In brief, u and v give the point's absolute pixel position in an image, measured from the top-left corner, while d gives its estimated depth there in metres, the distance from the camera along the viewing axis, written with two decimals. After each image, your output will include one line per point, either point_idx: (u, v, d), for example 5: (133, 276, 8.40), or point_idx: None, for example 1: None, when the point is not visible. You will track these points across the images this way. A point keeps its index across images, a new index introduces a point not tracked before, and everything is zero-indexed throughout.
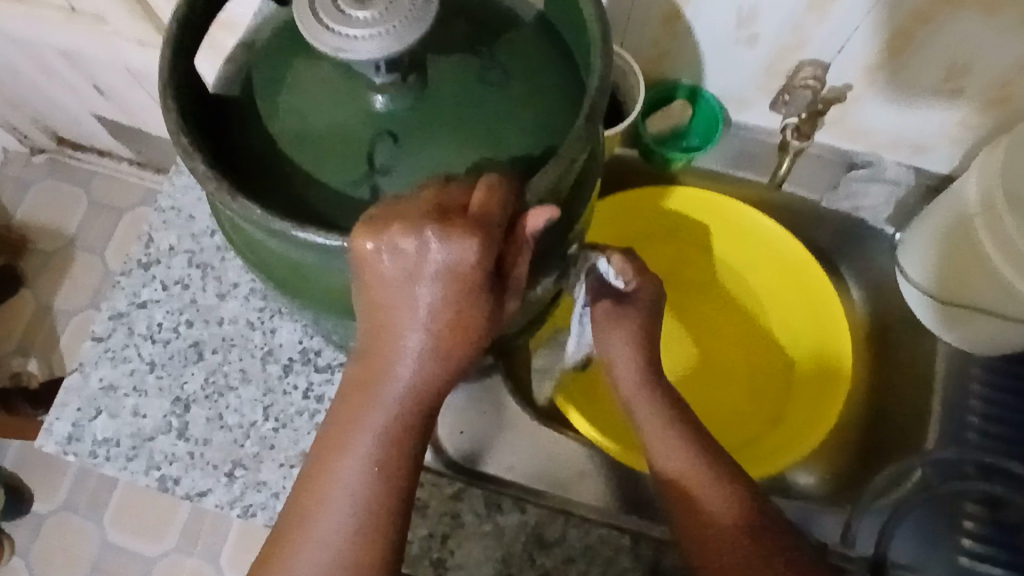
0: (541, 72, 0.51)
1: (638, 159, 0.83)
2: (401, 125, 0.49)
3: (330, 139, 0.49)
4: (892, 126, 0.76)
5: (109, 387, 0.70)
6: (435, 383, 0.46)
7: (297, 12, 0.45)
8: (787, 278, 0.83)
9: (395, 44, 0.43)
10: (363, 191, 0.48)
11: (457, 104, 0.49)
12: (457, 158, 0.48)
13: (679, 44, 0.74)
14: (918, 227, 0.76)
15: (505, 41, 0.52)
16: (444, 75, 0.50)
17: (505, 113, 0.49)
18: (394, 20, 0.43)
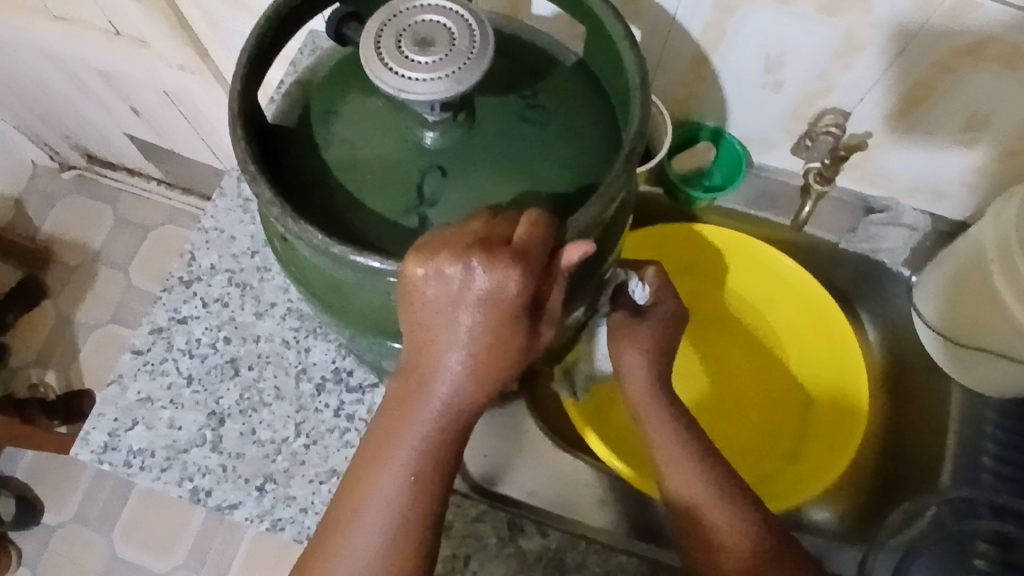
0: (580, 115, 0.54)
1: (663, 197, 0.86)
2: (449, 159, 0.51)
3: (382, 169, 0.52)
4: (910, 173, 0.79)
5: (146, 399, 0.72)
6: (472, 403, 0.49)
7: (362, 53, 0.48)
8: (805, 315, 0.85)
9: (454, 87, 0.46)
10: (411, 219, 0.51)
11: (502, 141, 0.52)
12: (501, 192, 0.51)
13: (706, 88, 0.77)
14: (934, 271, 0.78)
15: (548, 84, 0.55)
16: (492, 114, 0.53)
17: (547, 151, 0.52)
18: (455, 64, 0.47)
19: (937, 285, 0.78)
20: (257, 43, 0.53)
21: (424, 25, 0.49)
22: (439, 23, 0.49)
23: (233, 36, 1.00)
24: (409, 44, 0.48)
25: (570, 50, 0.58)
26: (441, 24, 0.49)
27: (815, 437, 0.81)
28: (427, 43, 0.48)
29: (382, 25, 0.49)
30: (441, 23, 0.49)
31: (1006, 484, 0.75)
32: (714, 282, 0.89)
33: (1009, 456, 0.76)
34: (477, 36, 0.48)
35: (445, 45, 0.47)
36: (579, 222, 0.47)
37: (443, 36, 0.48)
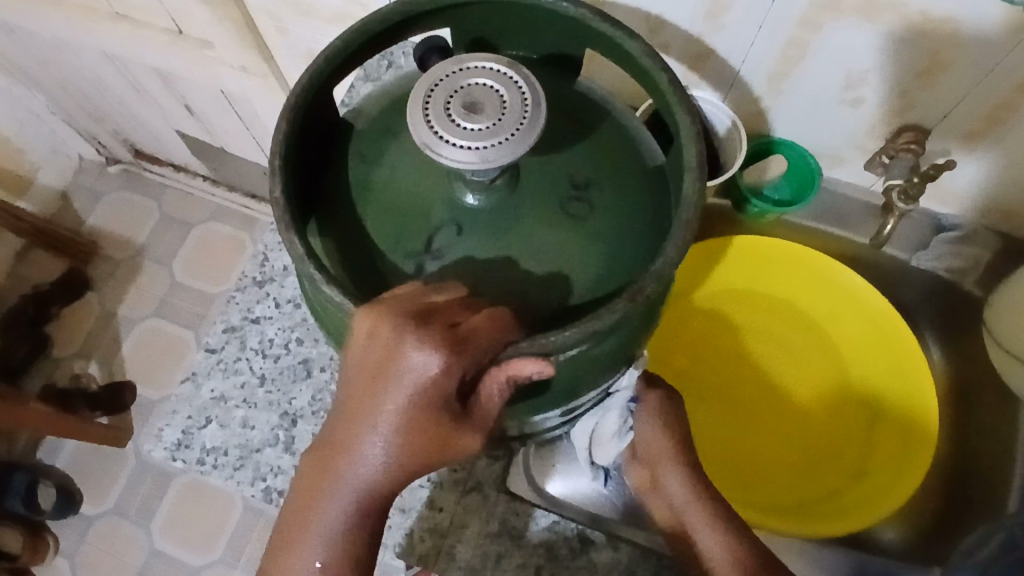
0: (635, 207, 0.46)
1: (730, 210, 0.86)
2: (466, 213, 0.45)
3: (396, 220, 0.45)
4: (984, 193, 0.78)
5: (219, 398, 0.73)
6: (393, 489, 0.43)
7: (413, 91, 0.41)
8: (872, 332, 0.84)
9: (491, 161, 0.38)
10: (409, 266, 0.45)
11: (534, 202, 0.45)
12: (515, 268, 0.44)
13: (781, 103, 0.77)
14: (1007, 291, 0.76)
15: (610, 150, 0.48)
16: (536, 174, 0.45)
17: (580, 225, 0.45)
18: (499, 137, 0.38)
19: (1010, 306, 0.75)
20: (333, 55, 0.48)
21: (483, 83, 0.40)
22: (495, 85, 0.40)
23: (299, 41, 1.01)
24: (458, 101, 0.40)
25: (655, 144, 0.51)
26: (500, 88, 0.40)
27: (839, 490, 0.80)
28: (476, 106, 0.40)
29: (440, 73, 0.41)
30: (499, 84, 0.40)
31: None
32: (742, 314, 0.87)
33: None
34: (532, 104, 0.40)
35: (497, 111, 0.39)
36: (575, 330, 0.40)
37: (496, 100, 0.40)
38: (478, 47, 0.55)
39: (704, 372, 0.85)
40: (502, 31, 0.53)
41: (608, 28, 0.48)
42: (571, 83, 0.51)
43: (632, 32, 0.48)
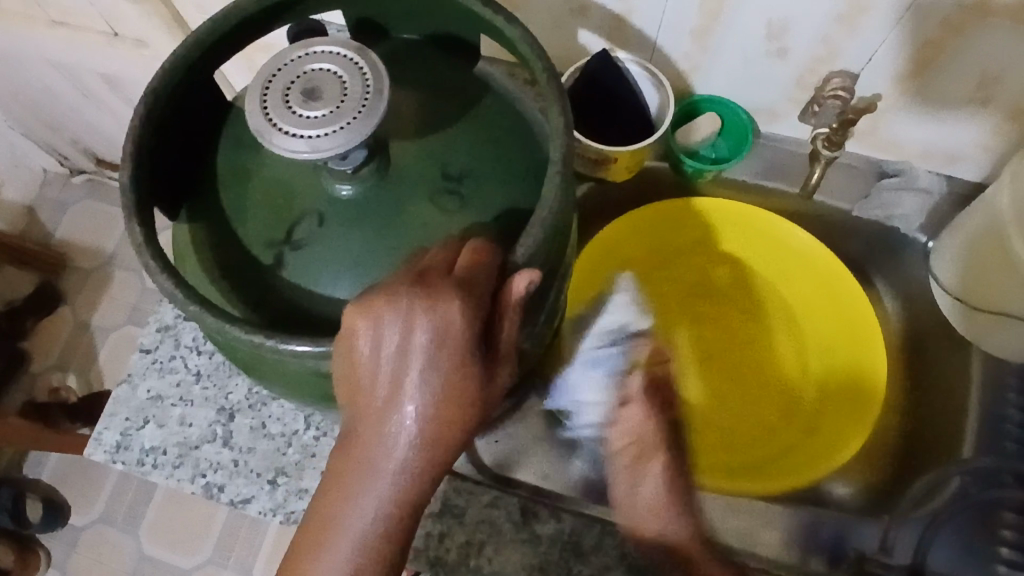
0: (505, 201, 0.49)
1: (667, 172, 0.84)
2: (331, 208, 0.48)
3: (267, 210, 0.48)
4: (921, 137, 0.77)
5: (156, 397, 0.72)
6: (440, 462, 0.45)
7: (254, 81, 0.42)
8: (818, 288, 0.83)
9: (327, 149, 0.40)
10: (269, 255, 0.48)
11: (397, 194, 0.48)
12: (367, 257, 0.47)
13: (708, 60, 0.75)
14: (950, 238, 0.75)
15: (478, 143, 0.51)
16: (404, 167, 0.49)
17: (437, 214, 0.48)
18: (337, 124, 0.40)
19: (954, 252, 0.75)
20: (204, 36, 0.49)
21: (326, 69, 0.42)
22: (339, 72, 0.42)
23: None
24: (297, 91, 0.41)
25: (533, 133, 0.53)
26: (341, 77, 0.42)
27: (789, 449, 0.79)
28: (316, 93, 0.41)
29: (286, 62, 0.42)
30: (342, 70, 0.42)
31: None
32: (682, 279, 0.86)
33: None
34: (373, 90, 0.41)
35: (336, 98, 0.41)
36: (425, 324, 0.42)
37: (337, 87, 0.41)
38: (370, 28, 0.57)
39: (661, 335, 0.84)
40: (389, 11, 0.55)
41: (487, 11, 0.49)
42: (471, 74, 0.55)
43: (515, 20, 0.49)
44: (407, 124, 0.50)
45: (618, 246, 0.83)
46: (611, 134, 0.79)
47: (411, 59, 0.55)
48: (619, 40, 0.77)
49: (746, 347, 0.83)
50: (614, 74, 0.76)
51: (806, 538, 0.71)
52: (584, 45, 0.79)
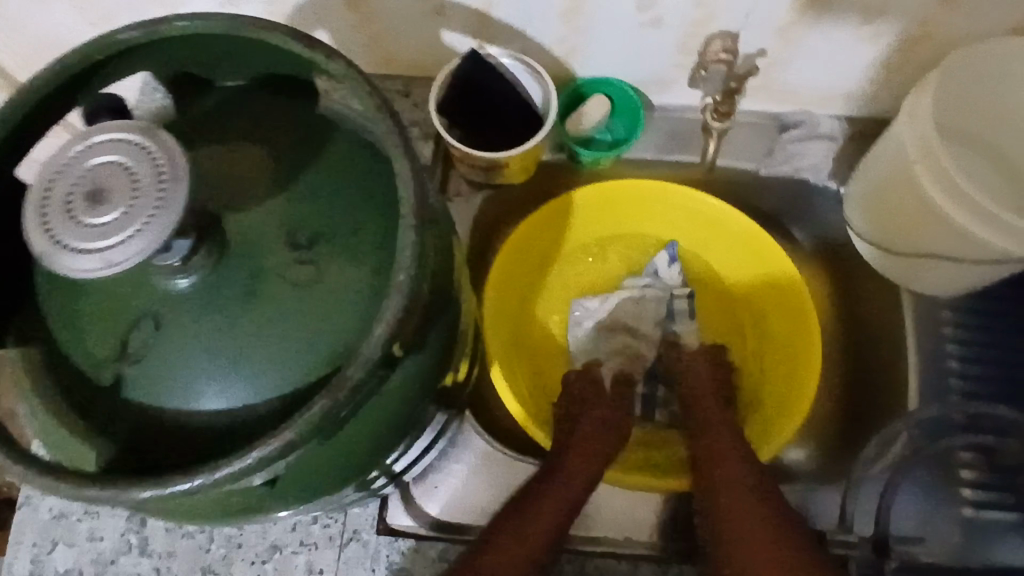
0: (365, 265, 0.44)
1: (565, 163, 0.80)
2: (163, 307, 0.42)
3: (96, 322, 0.43)
4: (816, 82, 0.73)
5: (59, 515, 0.66)
6: None
7: (29, 194, 0.36)
8: (740, 251, 0.80)
9: (123, 260, 0.34)
10: (106, 376, 0.43)
11: (232, 275, 0.42)
12: (217, 360, 0.42)
13: (583, 40, 0.70)
14: (858, 184, 0.73)
15: (319, 193, 0.45)
16: (242, 245, 0.43)
17: (284, 290, 0.43)
18: (130, 227, 0.34)
19: (864, 197, 0.72)
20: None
21: (112, 162, 0.36)
22: (126, 162, 0.36)
23: None
24: (79, 195, 0.35)
25: (386, 168, 0.47)
26: (128, 167, 0.36)
27: (737, 426, 0.77)
28: (101, 194, 0.35)
29: (65, 161, 0.36)
30: (129, 160, 0.36)
31: (976, 386, 0.71)
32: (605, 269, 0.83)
33: (972, 355, 0.72)
34: (169, 177, 0.35)
35: (125, 196, 0.35)
36: (273, 444, 0.36)
37: (125, 181, 0.35)
38: (187, 80, 0.50)
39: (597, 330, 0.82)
40: (202, 60, 0.48)
41: (302, 49, 0.43)
42: (308, 115, 0.48)
43: (334, 53, 0.43)
44: (241, 191, 0.45)
45: (530, 250, 0.79)
46: (495, 137, 0.73)
47: (235, 112, 0.48)
48: (486, 35, 0.71)
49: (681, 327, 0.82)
50: (487, 73, 0.71)
51: None
52: (450, 46, 0.73)
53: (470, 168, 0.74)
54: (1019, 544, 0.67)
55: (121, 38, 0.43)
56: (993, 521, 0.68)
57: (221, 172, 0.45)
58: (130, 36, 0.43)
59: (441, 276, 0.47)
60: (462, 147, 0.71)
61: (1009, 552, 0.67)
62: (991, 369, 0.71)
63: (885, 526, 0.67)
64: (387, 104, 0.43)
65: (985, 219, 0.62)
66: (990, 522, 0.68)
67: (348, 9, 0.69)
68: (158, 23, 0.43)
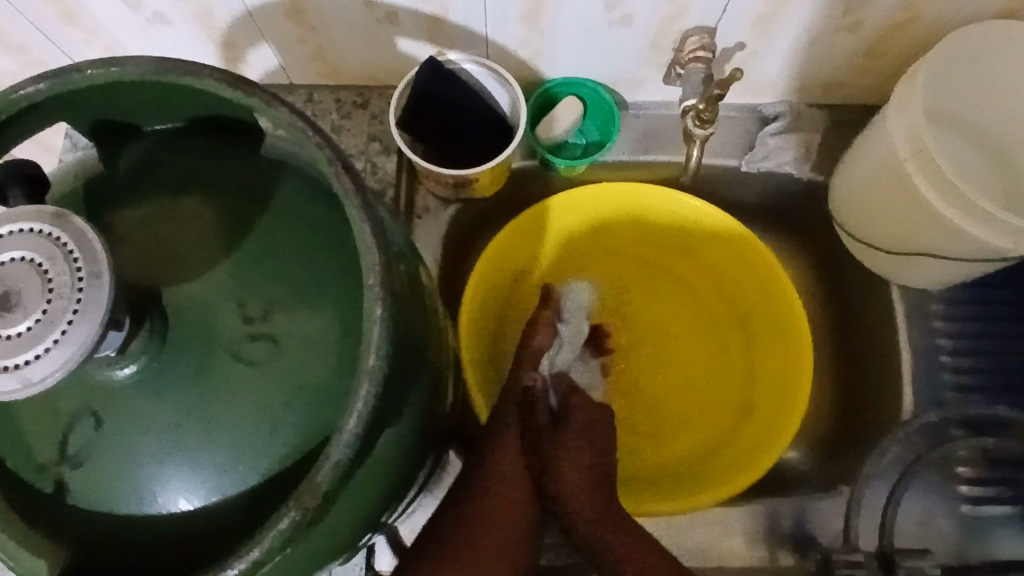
0: (327, 333, 0.39)
1: (537, 170, 0.75)
2: (105, 401, 0.38)
3: (32, 422, 0.38)
4: (795, 73, 0.69)
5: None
6: None
7: None
8: (722, 249, 0.77)
9: (42, 378, 0.30)
10: (46, 483, 0.38)
11: (177, 359, 0.38)
12: (170, 457, 0.38)
13: (549, 42, 0.65)
14: (843, 179, 0.69)
15: (270, 256, 0.40)
16: (188, 323, 0.39)
17: (239, 374, 0.38)
18: (46, 339, 0.30)
19: (852, 193, 0.68)
20: None
21: (16, 257, 0.31)
22: (32, 256, 0.31)
23: None
24: None
25: (341, 217, 0.42)
26: (32, 265, 0.31)
27: (734, 431, 0.76)
28: (6, 299, 0.30)
29: None
30: (34, 253, 0.31)
31: (970, 379, 0.69)
32: (581, 277, 0.81)
33: (964, 347, 0.70)
34: (87, 274, 0.31)
35: (36, 301, 0.30)
36: (237, 568, 0.33)
37: (35, 280, 0.30)
38: (109, 129, 0.44)
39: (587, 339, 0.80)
40: (125, 106, 0.43)
41: (237, 96, 0.38)
42: (252, 161, 0.43)
43: (274, 98, 0.38)
44: (180, 259, 0.40)
45: (507, 264, 0.75)
46: (459, 151, 0.69)
47: (167, 163, 0.43)
48: (443, 40, 0.66)
49: (671, 329, 0.81)
50: (447, 82, 0.65)
51: (769, 532, 0.66)
52: (406, 53, 0.68)
53: (436, 183, 0.69)
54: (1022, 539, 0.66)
55: (23, 94, 0.38)
56: (991, 517, 0.67)
57: (158, 236, 0.40)
58: (33, 91, 0.38)
59: (414, 331, 0.43)
60: (425, 165, 0.66)
61: (1011, 548, 0.66)
62: (985, 362, 0.70)
63: (889, 540, 0.65)
64: (339, 154, 0.38)
65: (978, 216, 0.59)
66: (988, 518, 0.66)
67: (290, 22, 0.63)
68: (66, 72, 0.38)
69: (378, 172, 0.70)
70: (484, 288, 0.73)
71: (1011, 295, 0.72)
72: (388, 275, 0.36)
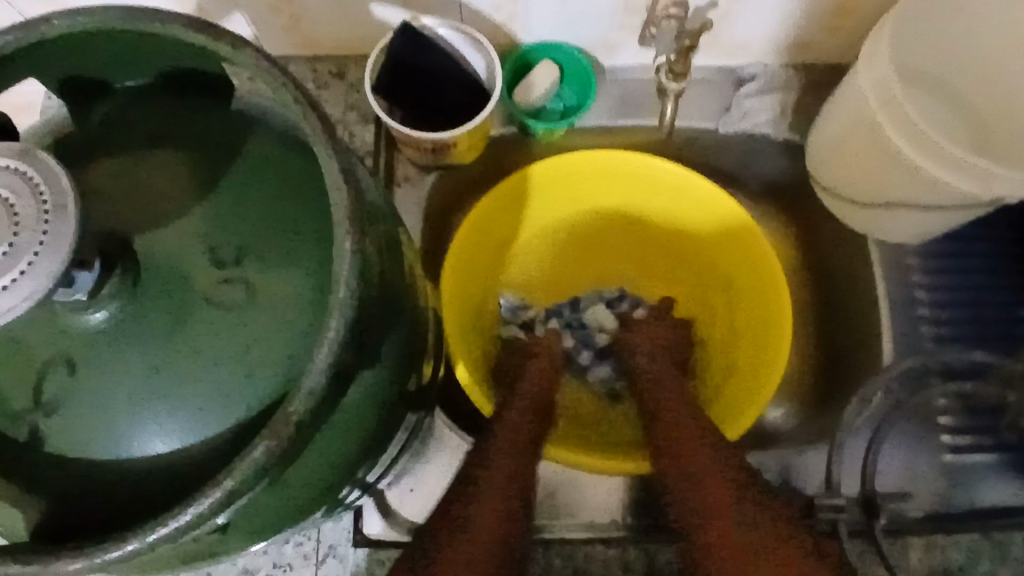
0: (298, 277, 0.40)
1: (516, 137, 0.75)
2: (79, 347, 0.38)
3: (3, 373, 0.38)
4: (769, 33, 0.70)
5: None
6: None
7: None
8: (699, 210, 0.76)
9: (8, 309, 0.30)
10: (21, 431, 0.39)
11: (148, 306, 0.38)
12: (143, 403, 0.38)
13: (523, 5, 0.66)
14: (819, 137, 0.69)
15: (239, 202, 0.40)
16: (160, 268, 0.39)
17: (211, 322, 0.38)
18: (12, 270, 0.30)
19: (828, 149, 0.69)
20: None
21: None
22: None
23: None
24: None
25: (311, 164, 0.42)
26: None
27: (716, 394, 0.76)
28: None
29: None
30: (2, 188, 0.31)
31: (948, 330, 0.70)
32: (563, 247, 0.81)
33: (942, 299, 0.71)
34: (53, 207, 0.31)
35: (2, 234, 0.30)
36: (213, 498, 0.33)
37: (1, 215, 0.30)
38: (77, 87, 0.44)
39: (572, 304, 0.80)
40: (94, 61, 0.42)
41: (203, 41, 0.38)
42: (222, 112, 0.43)
43: (241, 41, 0.38)
44: (151, 207, 0.40)
45: (487, 233, 0.75)
46: (435, 116, 0.69)
47: (135, 116, 0.43)
48: (418, 5, 0.66)
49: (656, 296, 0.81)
50: (422, 47, 0.66)
51: None
52: (380, 20, 0.68)
53: (415, 151, 0.70)
54: (1004, 484, 0.66)
55: None
56: (972, 464, 0.67)
57: (127, 187, 0.40)
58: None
59: (391, 279, 0.43)
60: (404, 130, 0.66)
61: (995, 494, 0.66)
62: (963, 312, 0.71)
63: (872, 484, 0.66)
64: (307, 97, 0.37)
65: (952, 163, 0.59)
66: (970, 465, 0.67)
67: None
68: (32, 24, 0.37)
69: (357, 141, 0.72)
70: (465, 257, 0.73)
71: (988, 246, 0.73)
72: (358, 213, 0.36)
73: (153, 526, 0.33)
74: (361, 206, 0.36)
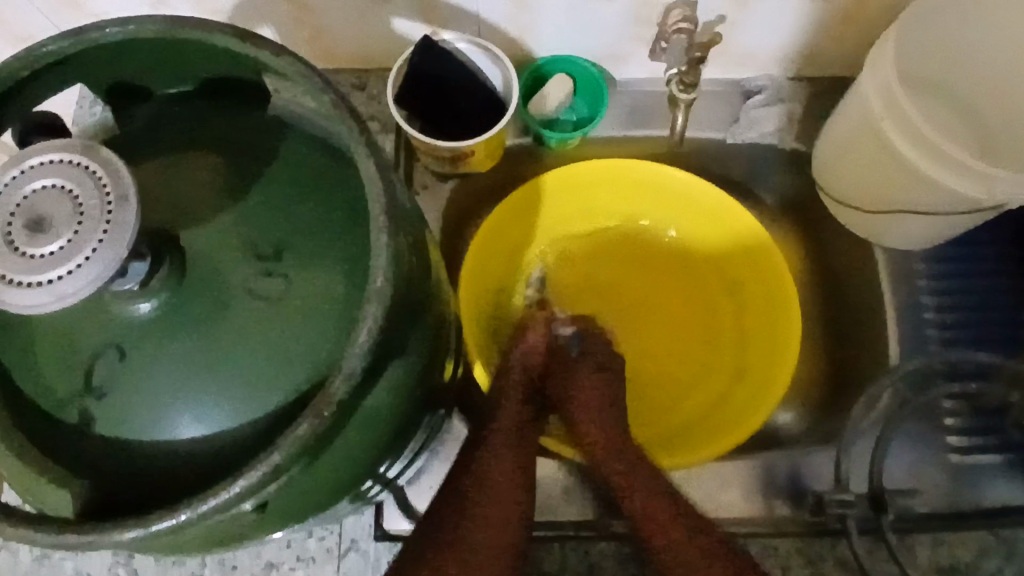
0: (333, 271, 0.42)
1: (531, 147, 0.78)
2: (127, 334, 0.40)
3: (54, 359, 0.41)
4: (774, 47, 0.72)
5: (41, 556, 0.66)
6: None
7: None
8: (709, 216, 0.78)
9: (74, 291, 0.32)
10: (69, 415, 0.41)
11: (192, 297, 0.40)
12: (188, 387, 0.40)
13: (537, 19, 0.69)
14: (824, 144, 0.72)
15: (279, 200, 0.43)
16: (204, 261, 0.41)
17: (251, 311, 0.41)
18: (77, 256, 0.32)
19: (833, 155, 0.71)
20: None
21: (53, 186, 0.34)
22: (65, 183, 0.33)
23: None
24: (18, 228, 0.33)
25: (343, 168, 0.45)
26: (66, 193, 0.33)
27: (727, 395, 0.77)
28: (42, 222, 0.33)
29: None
30: (68, 180, 0.34)
31: (952, 333, 0.72)
32: (577, 252, 0.83)
33: (946, 302, 0.73)
34: (114, 197, 0.33)
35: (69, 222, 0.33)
36: (260, 471, 0.35)
37: (68, 206, 0.33)
38: (121, 94, 0.47)
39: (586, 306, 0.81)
40: (140, 68, 0.45)
41: (245, 49, 0.40)
42: (260, 117, 0.46)
43: (282, 49, 0.40)
44: (194, 205, 0.42)
45: (502, 239, 0.77)
46: (454, 127, 0.71)
47: (177, 120, 0.45)
48: (438, 19, 0.69)
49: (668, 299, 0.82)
50: (442, 59, 0.68)
51: (765, 483, 0.68)
52: (401, 34, 0.71)
53: (434, 159, 0.72)
54: (1010, 482, 0.67)
55: (46, 51, 0.40)
56: (978, 463, 0.69)
57: (171, 186, 0.43)
58: (55, 49, 0.40)
59: (419, 275, 0.46)
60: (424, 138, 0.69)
61: (1002, 492, 0.67)
62: (967, 315, 0.72)
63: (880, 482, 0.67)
64: (343, 101, 0.40)
65: (953, 167, 0.61)
66: (977, 465, 0.69)
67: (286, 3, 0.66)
68: (86, 31, 0.40)
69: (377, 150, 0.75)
70: (480, 262, 0.75)
71: (990, 252, 0.75)
72: (392, 208, 0.38)
73: (203, 498, 0.35)
74: (395, 203, 0.39)
